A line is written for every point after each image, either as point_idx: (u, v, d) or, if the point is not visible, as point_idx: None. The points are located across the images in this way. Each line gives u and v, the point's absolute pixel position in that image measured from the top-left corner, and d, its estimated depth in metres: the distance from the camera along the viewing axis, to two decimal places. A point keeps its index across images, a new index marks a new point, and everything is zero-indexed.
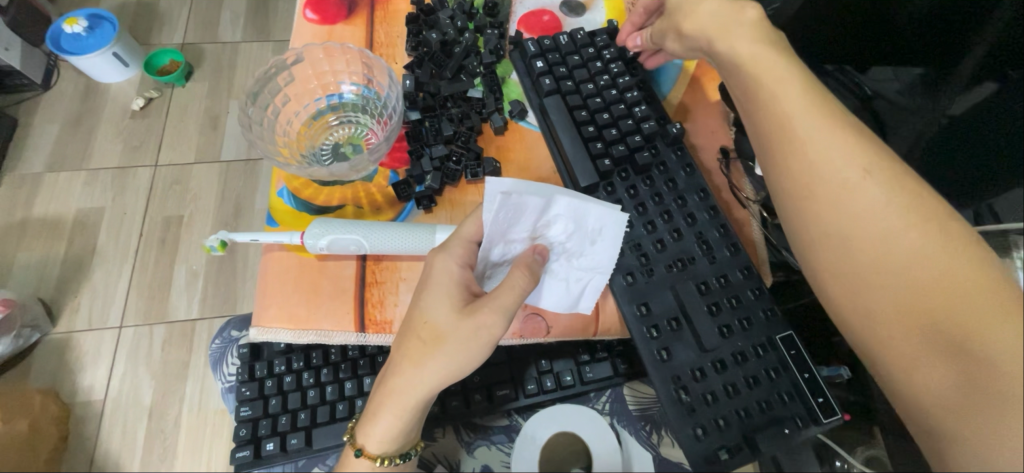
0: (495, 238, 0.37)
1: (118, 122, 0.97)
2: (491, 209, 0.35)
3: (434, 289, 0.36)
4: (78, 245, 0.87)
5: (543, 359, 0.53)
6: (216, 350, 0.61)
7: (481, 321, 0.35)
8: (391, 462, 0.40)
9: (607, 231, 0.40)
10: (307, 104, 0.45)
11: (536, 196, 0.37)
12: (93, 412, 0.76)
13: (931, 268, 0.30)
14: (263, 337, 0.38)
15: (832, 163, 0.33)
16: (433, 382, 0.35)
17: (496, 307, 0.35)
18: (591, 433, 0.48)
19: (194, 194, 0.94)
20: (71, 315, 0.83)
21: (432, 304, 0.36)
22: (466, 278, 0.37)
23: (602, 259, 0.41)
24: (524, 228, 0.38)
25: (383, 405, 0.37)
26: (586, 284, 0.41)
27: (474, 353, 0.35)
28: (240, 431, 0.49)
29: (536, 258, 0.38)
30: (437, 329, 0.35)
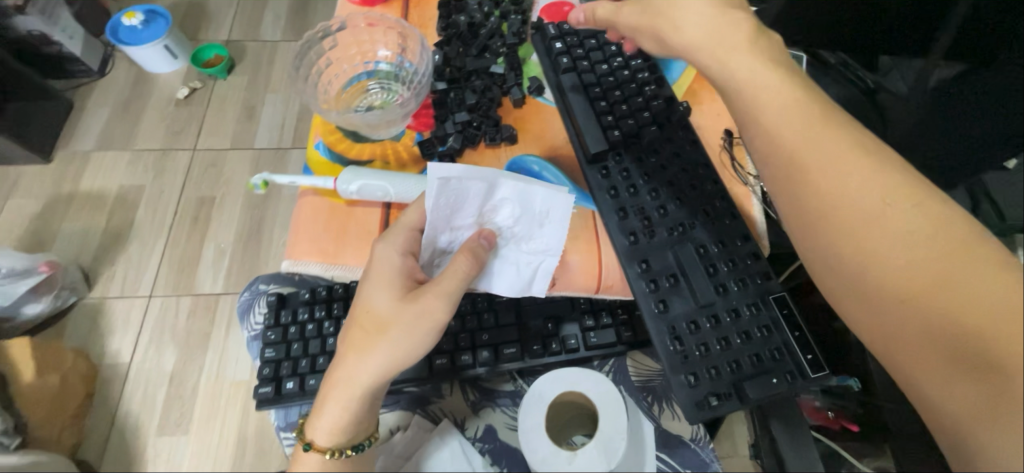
0: (442, 224, 0.40)
1: (163, 109, 1.44)
2: (432, 194, 0.38)
3: (376, 279, 0.40)
4: (116, 219, 1.27)
5: (550, 323, 0.56)
6: (244, 300, 0.63)
7: (424, 305, 0.38)
8: (341, 453, 0.44)
9: (552, 215, 0.41)
10: (347, 68, 0.50)
11: (477, 181, 0.39)
12: (117, 371, 1.14)
13: (960, 299, 0.29)
14: (294, 268, 0.42)
15: (839, 196, 0.33)
16: (379, 369, 0.39)
17: (437, 292, 0.39)
18: (603, 396, 0.45)
19: (225, 177, 1.38)
20: (105, 278, 1.22)
21: (375, 293, 0.40)
22: (406, 267, 0.41)
23: (549, 242, 0.43)
24: (468, 214, 0.41)
25: (332, 395, 0.41)
26: (537, 267, 0.43)
27: (417, 337, 0.39)
28: (263, 370, 0.53)
29: (481, 243, 0.41)
30: (382, 319, 0.39)
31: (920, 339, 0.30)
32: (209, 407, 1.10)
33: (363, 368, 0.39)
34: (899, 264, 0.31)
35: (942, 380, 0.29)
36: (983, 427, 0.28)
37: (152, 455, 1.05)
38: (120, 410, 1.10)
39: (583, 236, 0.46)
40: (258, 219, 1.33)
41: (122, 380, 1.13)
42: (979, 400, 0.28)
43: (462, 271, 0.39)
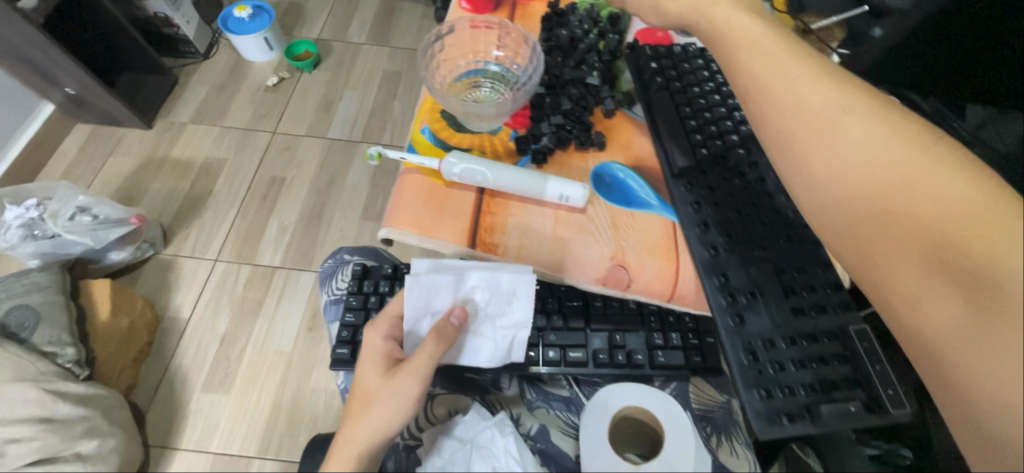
0: (421, 313, 0.46)
1: (254, 94, 1.59)
2: (407, 290, 0.46)
3: (364, 361, 0.47)
4: (199, 186, 1.41)
5: (617, 334, 0.59)
6: (328, 266, 0.69)
7: (400, 381, 0.44)
8: None
9: (519, 292, 0.45)
10: (461, 65, 0.54)
11: (447, 274, 0.46)
12: (176, 327, 1.20)
13: (945, 227, 0.38)
14: (393, 235, 0.46)
15: (833, 157, 0.42)
16: (374, 433, 0.44)
17: (409, 369, 0.44)
18: (670, 421, 0.50)
19: (298, 160, 1.48)
20: (179, 237, 1.32)
21: (364, 371, 0.46)
22: (387, 349, 0.47)
23: (521, 315, 0.47)
24: (443, 298, 0.46)
25: (332, 460, 0.44)
26: (514, 338, 0.48)
27: (401, 403, 0.44)
28: (342, 334, 0.59)
29: (452, 322, 0.45)
30: (370, 390, 0.45)
31: (909, 259, 0.39)
32: (251, 373, 1.16)
33: (359, 434, 0.44)
34: (880, 202, 0.40)
35: (925, 295, 0.38)
36: (958, 337, 0.37)
37: (194, 408, 1.11)
38: (171, 362, 1.16)
39: (663, 244, 0.46)
40: (321, 202, 1.40)
41: (179, 333, 1.20)
42: (959, 315, 0.37)
43: (428, 351, 0.44)
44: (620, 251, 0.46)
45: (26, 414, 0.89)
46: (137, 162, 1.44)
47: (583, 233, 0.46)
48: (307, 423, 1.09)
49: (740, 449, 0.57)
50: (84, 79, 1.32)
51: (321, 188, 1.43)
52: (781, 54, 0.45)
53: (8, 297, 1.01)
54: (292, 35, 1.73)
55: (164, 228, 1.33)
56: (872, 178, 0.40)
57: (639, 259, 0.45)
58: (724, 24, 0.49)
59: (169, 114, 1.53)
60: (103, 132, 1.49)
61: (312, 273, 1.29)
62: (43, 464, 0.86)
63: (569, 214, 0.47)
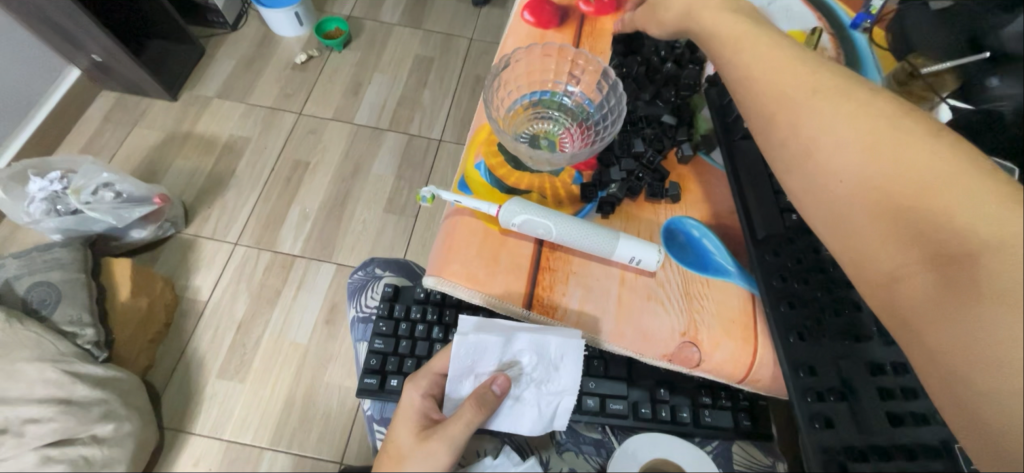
0: (463, 373, 0.44)
1: (282, 71, 1.54)
2: (453, 348, 0.44)
3: (401, 417, 0.45)
4: (222, 164, 1.38)
5: (662, 388, 0.53)
6: (357, 279, 0.64)
7: (431, 448, 0.42)
8: None
9: (567, 359, 0.42)
10: (522, 95, 0.49)
11: (495, 334, 0.43)
12: (194, 311, 1.19)
13: (931, 196, 0.35)
14: (440, 286, 0.42)
15: (812, 130, 0.40)
16: None
17: (443, 436, 0.42)
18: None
19: (322, 144, 1.44)
20: (200, 217, 1.30)
21: (400, 431, 0.44)
22: (424, 407, 0.45)
23: (568, 382, 0.43)
24: (487, 360, 0.44)
25: None
26: (558, 405, 0.44)
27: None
28: (370, 361, 0.54)
29: (492, 390, 0.43)
30: (401, 452, 0.43)
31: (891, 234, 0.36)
32: (266, 363, 1.15)
33: None
34: (856, 173, 0.38)
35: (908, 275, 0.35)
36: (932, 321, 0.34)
37: (210, 393, 1.11)
38: (188, 346, 1.15)
39: (740, 322, 0.42)
40: (344, 191, 1.36)
41: (197, 316, 1.19)
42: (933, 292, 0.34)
43: (466, 417, 0.42)
44: (693, 325, 0.41)
45: (43, 394, 0.88)
46: (162, 135, 1.41)
47: (652, 301, 0.42)
48: (319, 419, 1.09)
49: None
50: (111, 46, 1.28)
51: (345, 175, 1.39)
52: (812, 70, 0.42)
53: (29, 271, 1.00)
54: (323, 10, 1.66)
55: (186, 206, 1.31)
56: (875, 173, 0.37)
57: (713, 337, 0.41)
58: (834, 70, 0.42)
59: (196, 87, 1.49)
60: (129, 102, 1.46)
61: (332, 265, 1.27)
62: (60, 445, 0.87)
63: (637, 277, 0.43)
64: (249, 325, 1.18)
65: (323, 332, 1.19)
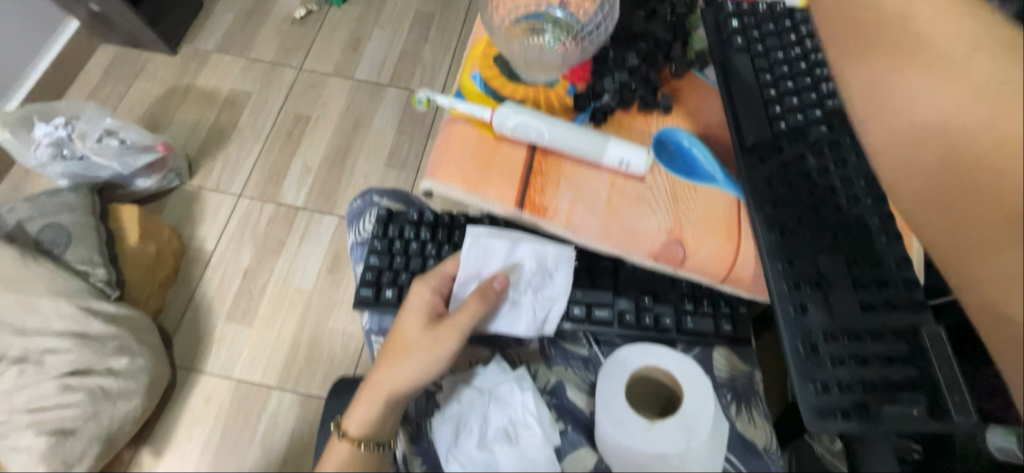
0: (471, 275, 0.54)
1: (281, 26, 1.52)
2: (466, 250, 0.54)
3: (409, 309, 0.53)
4: (223, 118, 1.38)
5: (647, 297, 0.57)
6: (356, 206, 0.66)
7: (439, 334, 0.50)
8: (365, 446, 0.53)
9: (560, 267, 0.55)
10: (522, 11, 0.50)
11: (503, 242, 0.54)
12: (201, 260, 1.22)
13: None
14: (436, 188, 0.43)
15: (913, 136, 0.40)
16: (404, 379, 0.51)
17: (454, 325, 0.50)
18: (695, 385, 0.51)
19: (323, 99, 1.43)
20: (204, 168, 1.32)
21: (407, 321, 0.52)
22: (433, 302, 0.53)
23: (560, 291, 0.56)
24: (494, 263, 0.54)
25: (364, 392, 0.52)
26: (549, 310, 0.55)
27: (435, 355, 0.50)
28: (366, 275, 0.58)
29: (495, 286, 0.52)
30: (408, 338, 0.51)
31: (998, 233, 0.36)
32: (272, 308, 1.19)
33: (393, 374, 0.50)
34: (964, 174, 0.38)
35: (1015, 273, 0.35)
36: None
37: (218, 337, 1.15)
38: (196, 292, 1.19)
39: (725, 223, 0.43)
40: (345, 146, 1.37)
41: (204, 264, 1.21)
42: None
43: (471, 308, 0.51)
44: (678, 226, 0.43)
45: (60, 328, 0.93)
46: (162, 88, 1.41)
47: (640, 202, 0.43)
48: (325, 362, 1.13)
49: (756, 417, 0.58)
50: None
51: (347, 130, 1.39)
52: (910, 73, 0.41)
53: (40, 214, 1.02)
54: None
55: (189, 159, 1.32)
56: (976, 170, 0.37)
57: (698, 236, 0.43)
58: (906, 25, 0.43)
59: (195, 41, 1.48)
60: (128, 54, 1.45)
61: (334, 218, 1.29)
62: (79, 375, 0.92)
63: (626, 182, 0.44)
64: (255, 273, 1.22)
65: (328, 281, 1.22)
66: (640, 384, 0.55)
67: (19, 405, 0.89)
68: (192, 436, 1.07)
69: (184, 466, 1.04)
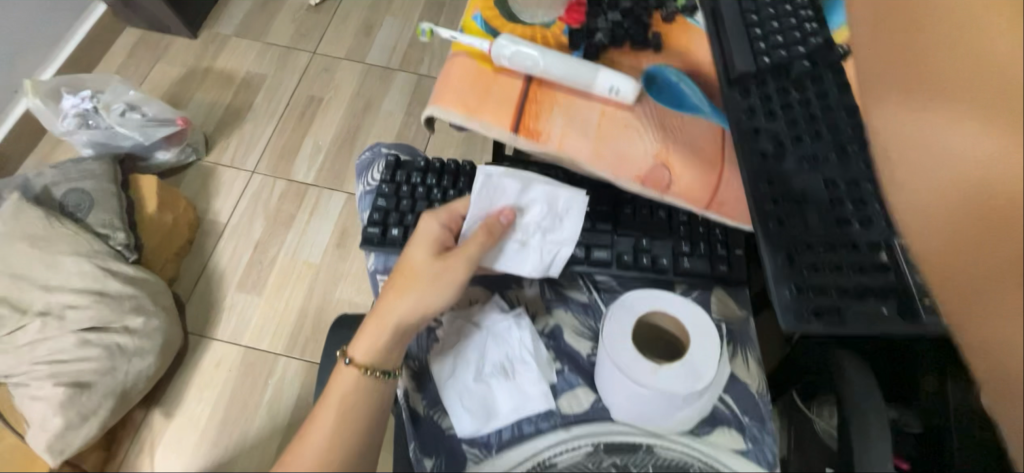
0: (481, 211, 0.57)
1: (296, 13, 1.58)
2: (478, 186, 0.57)
3: (418, 240, 0.55)
4: (240, 99, 1.44)
5: (645, 239, 0.61)
6: (366, 157, 0.69)
7: (448, 262, 0.53)
8: (374, 374, 0.53)
9: (571, 213, 0.59)
10: None
11: (516, 182, 0.58)
12: (214, 231, 1.26)
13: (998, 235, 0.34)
14: (437, 113, 0.46)
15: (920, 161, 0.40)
16: (410, 307, 0.53)
17: (461, 255, 0.54)
18: (696, 328, 0.53)
19: (335, 82, 1.48)
20: (220, 145, 1.37)
21: (416, 252, 0.54)
22: (442, 237, 0.55)
23: (567, 235, 0.59)
24: (504, 201, 0.58)
25: (369, 326, 0.54)
26: (557, 254, 0.59)
27: (440, 284, 0.53)
28: (373, 215, 0.60)
29: (502, 220, 0.56)
30: (415, 268, 0.53)
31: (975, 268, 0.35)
32: (281, 279, 1.22)
33: (398, 302, 0.52)
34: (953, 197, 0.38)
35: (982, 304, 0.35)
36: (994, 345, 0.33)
37: (229, 304, 1.19)
38: (209, 262, 1.23)
39: (710, 152, 0.46)
40: (355, 126, 1.41)
41: (217, 236, 1.26)
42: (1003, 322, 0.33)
43: (480, 240, 0.54)
44: (666, 153, 0.45)
45: (80, 285, 0.97)
46: (182, 70, 1.47)
47: (629, 130, 0.46)
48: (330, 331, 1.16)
49: (752, 361, 0.61)
50: None
51: (357, 112, 1.43)
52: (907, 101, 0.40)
53: (65, 179, 1.07)
54: None
55: (206, 136, 1.37)
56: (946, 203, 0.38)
57: (683, 163, 0.45)
58: None
59: (215, 27, 1.54)
60: (152, 38, 1.51)
61: (343, 194, 1.32)
62: (97, 331, 0.95)
63: (617, 111, 0.46)
64: (265, 245, 1.25)
65: (335, 254, 1.25)
66: (641, 327, 0.57)
67: (39, 357, 0.93)
68: (201, 398, 1.10)
69: (194, 426, 1.07)
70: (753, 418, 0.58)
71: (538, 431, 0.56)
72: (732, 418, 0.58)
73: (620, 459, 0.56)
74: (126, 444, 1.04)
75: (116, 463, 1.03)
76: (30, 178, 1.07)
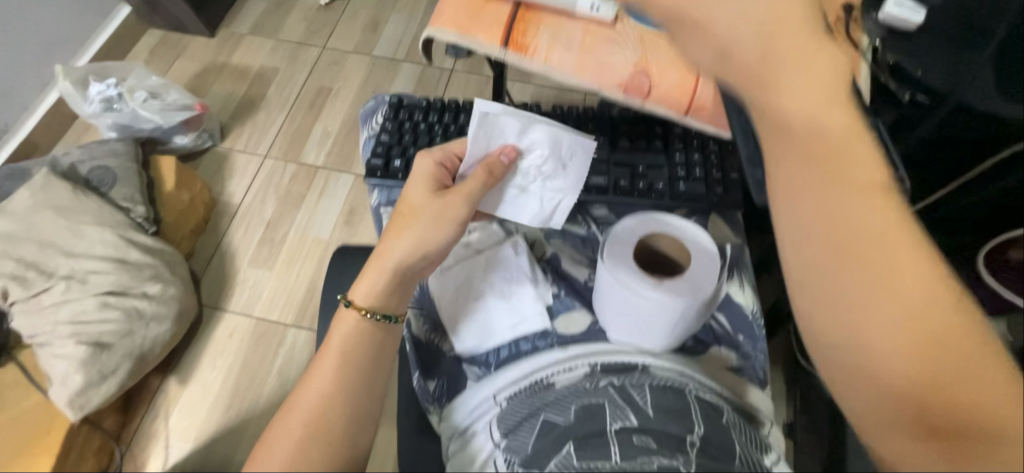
0: (480, 150, 0.58)
1: (307, 12, 1.66)
2: (474, 125, 0.57)
3: (417, 178, 0.57)
4: (253, 90, 1.51)
5: (641, 167, 0.67)
6: (369, 106, 0.73)
7: (448, 199, 0.55)
8: (372, 318, 0.51)
9: (574, 160, 0.61)
10: None
11: (517, 121, 0.58)
12: (229, 212, 1.31)
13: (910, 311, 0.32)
14: (439, 35, 0.57)
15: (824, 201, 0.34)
16: (408, 245, 0.53)
17: (461, 191, 0.56)
18: (695, 245, 0.55)
19: (343, 73, 1.55)
20: (234, 133, 1.43)
21: (414, 190, 0.56)
22: (439, 176, 0.57)
23: (568, 184, 0.62)
24: (501, 140, 0.59)
25: (369, 266, 0.53)
26: (558, 202, 0.62)
27: (439, 220, 0.54)
28: (377, 149, 0.64)
29: (502, 157, 0.58)
30: (415, 205, 0.55)
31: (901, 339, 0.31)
32: (292, 255, 1.26)
33: (398, 240, 0.53)
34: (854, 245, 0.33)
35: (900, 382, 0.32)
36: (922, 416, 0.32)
37: (242, 279, 1.23)
38: (223, 240, 1.28)
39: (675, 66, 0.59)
40: None
41: (231, 215, 1.31)
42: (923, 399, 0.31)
43: (481, 178, 0.57)
44: (640, 63, 0.58)
45: (103, 253, 1.02)
46: (200, 66, 1.55)
47: (608, 48, 0.58)
48: None
49: (744, 284, 0.63)
50: None
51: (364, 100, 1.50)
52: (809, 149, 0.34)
53: (90, 158, 1.14)
54: None
55: (221, 124, 1.44)
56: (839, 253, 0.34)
57: (658, 73, 0.58)
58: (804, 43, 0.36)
59: (230, 26, 1.63)
60: (172, 38, 1.60)
61: (351, 175, 1.38)
62: (117, 295, 1.00)
63: (597, 34, 0.59)
64: (277, 224, 1.30)
65: (344, 231, 1.30)
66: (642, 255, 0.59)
67: (62, 319, 0.97)
68: (214, 368, 1.13)
69: (207, 394, 1.10)
70: (745, 335, 0.60)
71: (536, 349, 0.60)
72: (725, 334, 0.60)
73: (617, 379, 0.53)
74: (142, 411, 1.08)
75: (132, 427, 1.06)
76: (58, 157, 1.14)
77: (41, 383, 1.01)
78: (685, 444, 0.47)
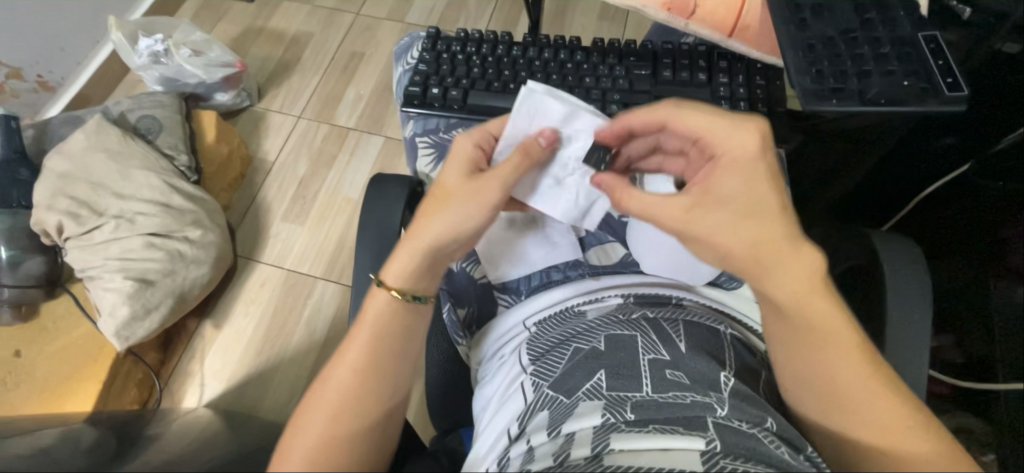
0: (519, 132, 0.56)
1: None
2: (521, 100, 0.56)
3: (456, 157, 0.54)
4: (289, 54, 1.55)
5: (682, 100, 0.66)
6: (404, 42, 0.74)
7: (483, 183, 0.51)
8: (406, 297, 0.49)
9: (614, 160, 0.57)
10: None
11: (561, 106, 0.56)
12: (263, 168, 1.36)
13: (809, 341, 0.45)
14: None
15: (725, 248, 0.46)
16: (443, 228, 0.50)
17: (496, 176, 0.51)
18: None
19: (376, 39, 1.57)
20: (270, 94, 1.47)
21: (451, 171, 0.53)
22: (478, 157, 0.54)
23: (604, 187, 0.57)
24: (543, 123, 0.56)
25: (400, 247, 0.50)
26: (592, 203, 0.58)
27: (478, 203, 0.51)
28: (415, 77, 0.67)
29: (541, 141, 0.54)
30: (452, 188, 0.51)
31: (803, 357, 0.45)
32: (323, 211, 1.30)
33: (433, 221, 0.50)
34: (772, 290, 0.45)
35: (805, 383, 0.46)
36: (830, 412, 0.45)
37: (274, 232, 1.27)
38: (258, 194, 1.32)
39: None
40: None
41: (266, 172, 1.35)
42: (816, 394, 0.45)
43: (516, 160, 0.52)
44: None
45: (148, 197, 1.07)
46: (239, 29, 1.60)
47: None
48: None
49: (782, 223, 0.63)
50: None
51: None
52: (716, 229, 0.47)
53: (138, 108, 1.19)
54: None
55: (259, 85, 1.47)
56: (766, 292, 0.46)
57: None
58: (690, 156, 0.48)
59: None
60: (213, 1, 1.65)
61: (381, 137, 1.40)
62: (161, 236, 1.05)
63: None
64: (309, 182, 1.34)
65: None
66: None
67: (111, 255, 1.03)
68: (246, 313, 1.18)
69: (240, 338, 1.15)
70: None
71: (567, 278, 0.60)
72: None
73: (652, 311, 0.52)
74: (180, 349, 1.13)
75: (172, 363, 1.12)
76: (109, 106, 1.19)
77: (91, 315, 1.07)
78: (720, 383, 0.46)
